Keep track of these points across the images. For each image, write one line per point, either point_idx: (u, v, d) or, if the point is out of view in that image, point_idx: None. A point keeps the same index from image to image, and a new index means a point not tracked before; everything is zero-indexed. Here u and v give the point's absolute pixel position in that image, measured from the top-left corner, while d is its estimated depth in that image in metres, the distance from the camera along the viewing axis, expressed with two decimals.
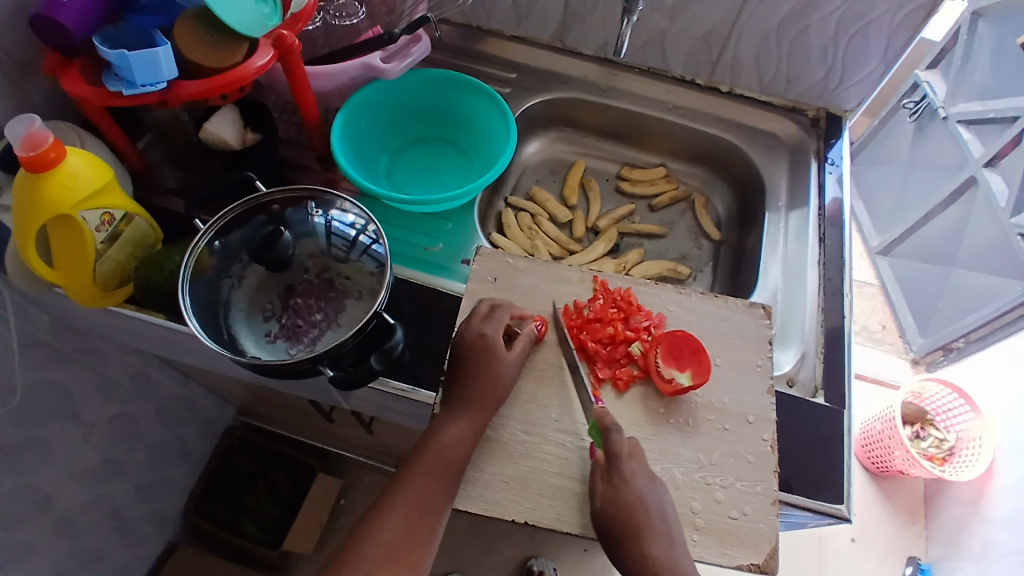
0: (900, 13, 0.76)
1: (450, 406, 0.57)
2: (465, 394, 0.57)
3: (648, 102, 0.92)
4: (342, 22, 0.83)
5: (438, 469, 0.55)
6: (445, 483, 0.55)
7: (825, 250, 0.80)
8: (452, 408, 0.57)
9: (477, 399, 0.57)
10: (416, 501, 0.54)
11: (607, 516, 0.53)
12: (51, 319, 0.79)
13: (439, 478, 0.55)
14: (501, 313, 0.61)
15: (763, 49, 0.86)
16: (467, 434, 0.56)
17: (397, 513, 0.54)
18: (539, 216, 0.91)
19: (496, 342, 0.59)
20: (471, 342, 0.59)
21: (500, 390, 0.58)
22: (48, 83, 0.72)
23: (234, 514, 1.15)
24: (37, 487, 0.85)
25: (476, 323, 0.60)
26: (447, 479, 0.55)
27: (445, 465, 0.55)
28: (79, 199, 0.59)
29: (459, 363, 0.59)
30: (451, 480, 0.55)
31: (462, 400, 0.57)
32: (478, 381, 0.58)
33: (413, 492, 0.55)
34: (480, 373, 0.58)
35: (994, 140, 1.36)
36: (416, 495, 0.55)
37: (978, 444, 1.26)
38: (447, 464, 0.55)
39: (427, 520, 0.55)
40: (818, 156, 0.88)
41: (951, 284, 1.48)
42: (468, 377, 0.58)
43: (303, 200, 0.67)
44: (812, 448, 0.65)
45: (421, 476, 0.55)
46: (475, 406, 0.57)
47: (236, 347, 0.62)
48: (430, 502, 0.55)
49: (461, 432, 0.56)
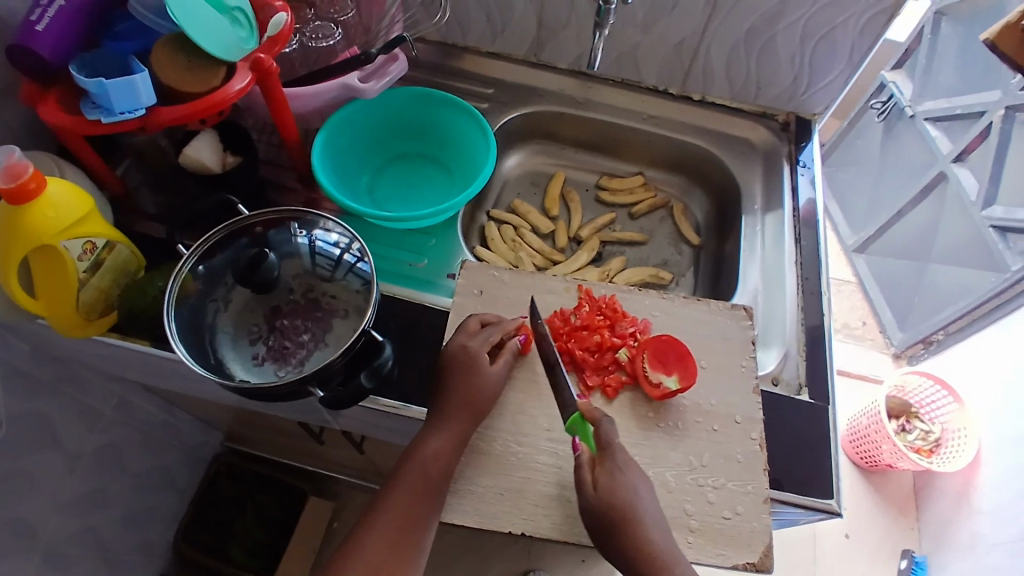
0: (863, 18, 0.79)
1: (435, 420, 0.58)
2: (449, 406, 0.58)
3: (623, 113, 0.93)
4: (319, 44, 0.83)
5: (422, 483, 0.55)
6: (428, 497, 0.55)
7: (802, 251, 0.82)
8: (436, 421, 0.58)
9: (463, 411, 0.58)
10: (401, 517, 0.55)
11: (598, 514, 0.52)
12: (31, 349, 0.78)
13: (423, 494, 0.55)
14: (489, 329, 0.62)
15: (733, 57, 0.88)
16: (450, 447, 0.56)
17: (382, 529, 0.55)
18: (521, 227, 0.92)
19: (479, 356, 0.60)
20: (457, 353, 0.60)
21: (482, 402, 0.59)
22: (23, 112, 0.72)
23: (225, 541, 1.14)
24: (22, 521, 0.83)
25: (463, 335, 0.62)
26: (431, 493, 0.55)
27: (429, 479, 0.55)
28: (61, 228, 0.59)
29: (442, 375, 0.60)
30: (435, 494, 0.55)
31: (447, 413, 0.58)
32: (461, 393, 0.58)
33: (398, 507, 0.55)
34: (462, 384, 0.58)
35: (962, 136, 1.40)
36: (401, 510, 0.55)
37: (964, 433, 1.29)
38: (430, 478, 0.55)
39: (413, 536, 0.55)
40: (791, 159, 0.90)
41: (927, 279, 1.51)
42: (451, 390, 0.59)
43: (285, 221, 0.68)
44: (799, 446, 0.66)
45: (405, 492, 0.55)
46: (461, 419, 0.57)
47: (223, 371, 0.62)
48: (414, 518, 0.55)
49: (445, 444, 0.56)
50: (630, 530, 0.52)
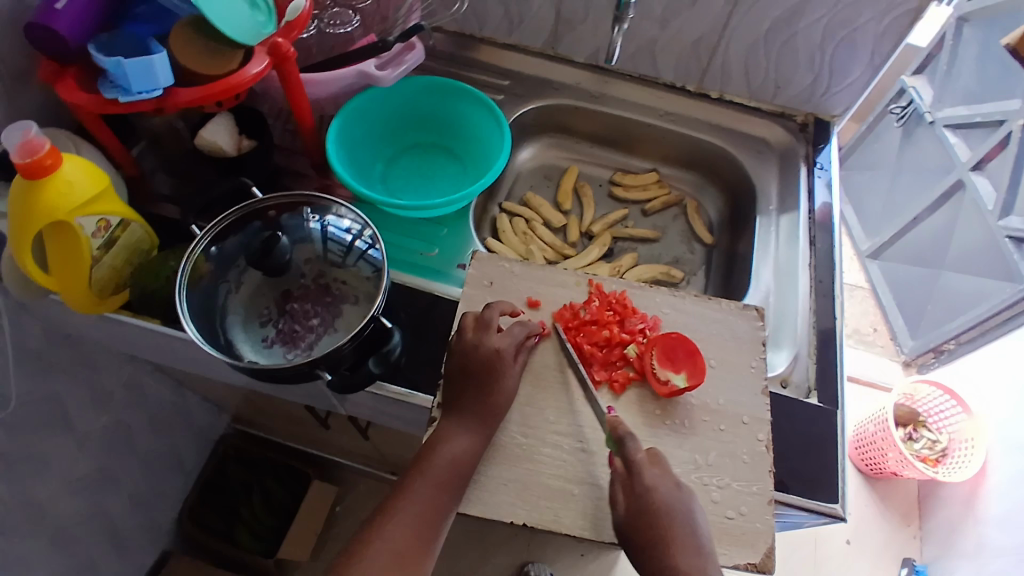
0: (886, 19, 0.77)
1: (461, 417, 0.58)
2: (477, 405, 0.58)
3: (639, 109, 0.93)
4: (336, 29, 0.83)
5: (446, 479, 0.55)
6: (451, 492, 0.55)
7: (816, 253, 0.81)
8: (463, 419, 0.58)
9: (483, 411, 0.58)
10: (422, 510, 0.55)
11: (627, 529, 0.53)
12: (45, 326, 0.79)
13: (448, 488, 0.55)
14: (514, 328, 0.62)
15: (751, 56, 0.87)
16: (475, 445, 0.57)
17: (401, 521, 0.55)
18: (534, 221, 0.92)
19: (504, 353, 0.60)
20: (487, 356, 0.59)
21: (501, 404, 0.59)
22: (42, 91, 0.72)
23: (229, 523, 1.15)
24: (30, 497, 0.84)
25: (491, 336, 0.61)
26: (455, 489, 0.55)
27: (454, 475, 0.55)
28: (75, 205, 0.59)
29: (474, 373, 0.59)
30: (458, 490, 0.56)
31: (470, 412, 0.58)
32: (489, 393, 0.58)
33: (420, 500, 0.55)
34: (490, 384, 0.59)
35: (981, 143, 1.38)
36: (423, 504, 0.55)
37: (971, 444, 1.27)
38: (456, 474, 0.55)
39: (431, 528, 0.55)
40: (807, 160, 0.89)
41: (939, 287, 1.50)
42: (479, 387, 0.59)
43: (299, 205, 0.68)
44: (806, 449, 0.66)
45: (428, 485, 0.55)
46: (481, 418, 0.58)
47: (233, 353, 0.62)
48: (435, 512, 0.55)
49: (471, 443, 0.57)
50: (664, 544, 0.52)
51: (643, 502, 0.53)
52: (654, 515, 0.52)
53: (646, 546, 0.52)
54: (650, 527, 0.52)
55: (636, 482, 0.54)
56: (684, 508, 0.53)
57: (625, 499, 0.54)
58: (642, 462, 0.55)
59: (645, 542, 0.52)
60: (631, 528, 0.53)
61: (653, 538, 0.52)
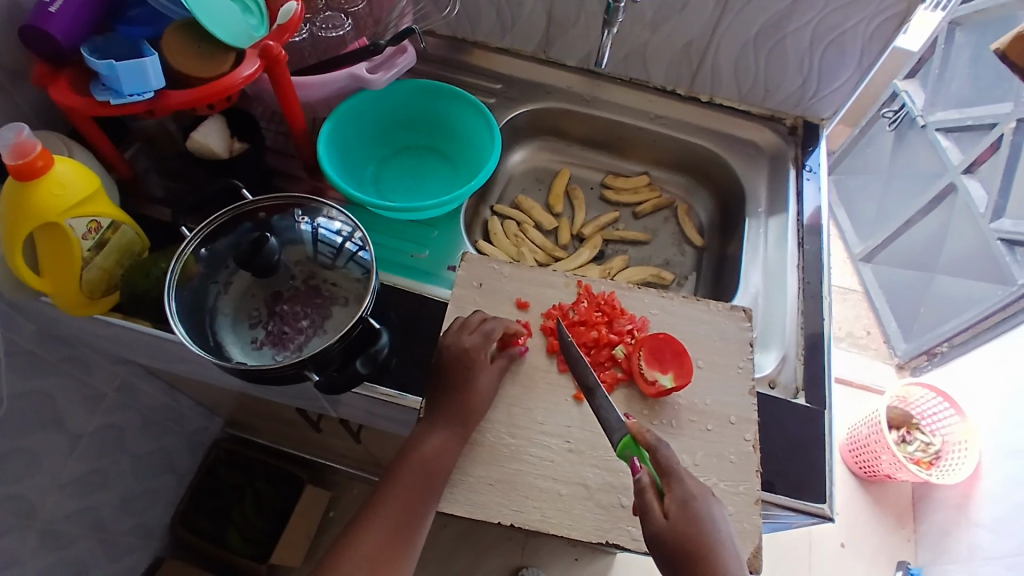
0: (873, 22, 0.78)
1: (435, 417, 0.58)
2: (452, 405, 0.58)
3: (630, 112, 0.94)
4: (329, 33, 0.84)
5: (420, 479, 0.56)
6: (425, 492, 0.56)
7: (804, 255, 0.81)
8: (438, 419, 0.58)
9: (459, 413, 0.58)
10: (399, 511, 0.56)
11: (674, 543, 0.49)
12: (36, 327, 0.80)
13: (422, 489, 0.56)
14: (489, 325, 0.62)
15: (741, 59, 0.88)
16: (450, 445, 0.57)
17: (378, 521, 0.56)
18: (525, 224, 0.92)
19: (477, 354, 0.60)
20: (457, 355, 0.60)
21: (477, 405, 0.59)
22: (36, 92, 0.73)
23: (222, 526, 1.15)
24: (21, 497, 0.84)
25: (465, 336, 0.61)
26: (428, 489, 0.56)
27: (426, 476, 0.56)
28: (67, 207, 0.59)
29: (448, 374, 0.60)
30: (433, 490, 0.56)
31: (445, 411, 0.58)
32: (463, 393, 0.59)
33: (396, 501, 0.56)
34: (462, 384, 0.59)
35: (973, 147, 1.39)
36: (400, 505, 0.56)
37: (964, 446, 1.28)
38: (430, 473, 0.56)
39: (408, 529, 0.56)
40: (796, 164, 0.89)
41: (932, 290, 1.51)
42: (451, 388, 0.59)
43: (289, 208, 0.68)
44: (793, 450, 0.66)
45: (402, 485, 0.56)
46: (453, 417, 0.58)
47: (222, 354, 0.62)
48: (411, 512, 0.56)
49: (445, 443, 0.57)
50: (710, 557, 0.49)
51: (689, 512, 0.50)
52: (698, 522, 0.50)
53: (690, 559, 0.49)
54: (696, 539, 0.49)
55: (678, 491, 0.51)
56: (718, 517, 0.51)
57: (667, 509, 0.50)
58: (682, 471, 0.52)
59: (687, 553, 0.49)
60: (679, 542, 0.49)
61: (701, 551, 0.49)
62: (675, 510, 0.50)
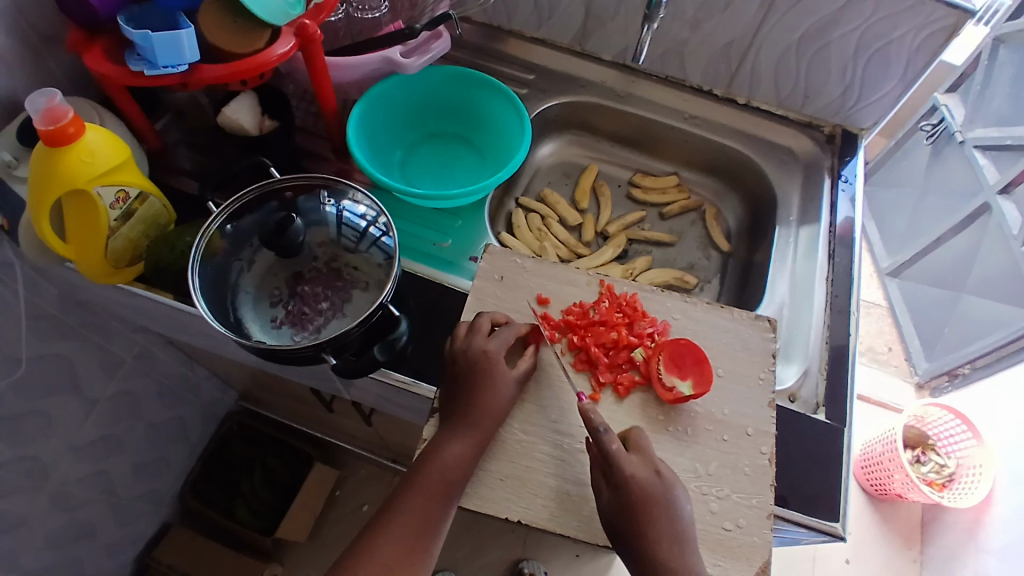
0: (921, 34, 0.75)
1: (453, 424, 0.57)
2: (470, 411, 0.57)
3: (664, 111, 0.93)
4: (365, 14, 0.84)
5: (436, 488, 0.55)
6: (442, 503, 0.55)
7: (834, 268, 0.80)
8: (456, 427, 0.57)
9: (479, 418, 0.57)
10: (412, 521, 0.55)
11: (611, 520, 0.53)
12: (59, 291, 0.81)
13: (439, 497, 0.55)
14: (503, 330, 0.62)
15: (782, 63, 0.85)
16: (469, 454, 0.56)
17: (392, 535, 0.55)
18: (549, 218, 0.92)
19: (498, 360, 0.59)
20: (475, 357, 0.59)
21: (498, 408, 0.58)
22: (71, 58, 0.73)
23: (229, 497, 1.16)
24: (35, 458, 0.86)
25: (479, 338, 0.60)
26: (447, 496, 0.55)
27: (443, 487, 0.55)
28: (95, 175, 0.60)
29: (461, 377, 0.59)
30: (448, 501, 0.55)
31: (467, 419, 0.57)
32: (480, 402, 0.57)
33: (411, 511, 0.55)
34: (475, 391, 0.58)
35: (1011, 167, 1.35)
36: (412, 515, 0.55)
37: (979, 471, 1.25)
38: (446, 483, 0.55)
39: (426, 535, 0.55)
40: (832, 173, 0.88)
41: (958, 310, 1.48)
42: (468, 392, 0.58)
43: (315, 189, 0.68)
44: (810, 465, 0.65)
45: (415, 496, 0.55)
46: (474, 424, 0.57)
47: (242, 331, 0.62)
48: (427, 521, 0.55)
49: (462, 450, 0.56)
50: (647, 536, 0.52)
51: (623, 491, 0.53)
52: (635, 505, 0.52)
53: (629, 537, 0.52)
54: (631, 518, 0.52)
55: (615, 473, 0.54)
56: (669, 497, 0.53)
57: (609, 489, 0.54)
58: (618, 452, 0.54)
59: (627, 533, 0.52)
60: (613, 518, 0.53)
61: (633, 530, 0.52)
62: (612, 489, 0.54)
